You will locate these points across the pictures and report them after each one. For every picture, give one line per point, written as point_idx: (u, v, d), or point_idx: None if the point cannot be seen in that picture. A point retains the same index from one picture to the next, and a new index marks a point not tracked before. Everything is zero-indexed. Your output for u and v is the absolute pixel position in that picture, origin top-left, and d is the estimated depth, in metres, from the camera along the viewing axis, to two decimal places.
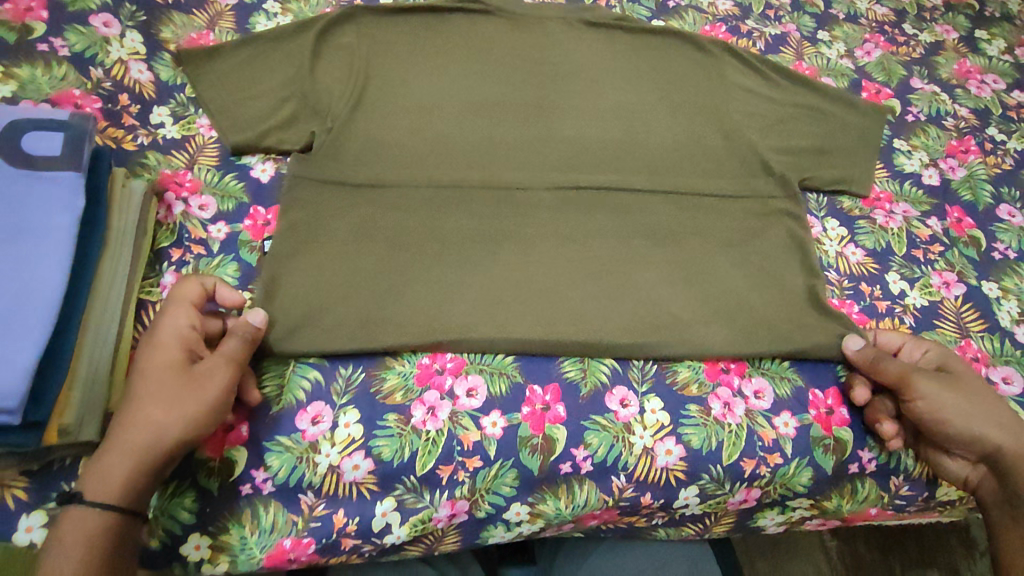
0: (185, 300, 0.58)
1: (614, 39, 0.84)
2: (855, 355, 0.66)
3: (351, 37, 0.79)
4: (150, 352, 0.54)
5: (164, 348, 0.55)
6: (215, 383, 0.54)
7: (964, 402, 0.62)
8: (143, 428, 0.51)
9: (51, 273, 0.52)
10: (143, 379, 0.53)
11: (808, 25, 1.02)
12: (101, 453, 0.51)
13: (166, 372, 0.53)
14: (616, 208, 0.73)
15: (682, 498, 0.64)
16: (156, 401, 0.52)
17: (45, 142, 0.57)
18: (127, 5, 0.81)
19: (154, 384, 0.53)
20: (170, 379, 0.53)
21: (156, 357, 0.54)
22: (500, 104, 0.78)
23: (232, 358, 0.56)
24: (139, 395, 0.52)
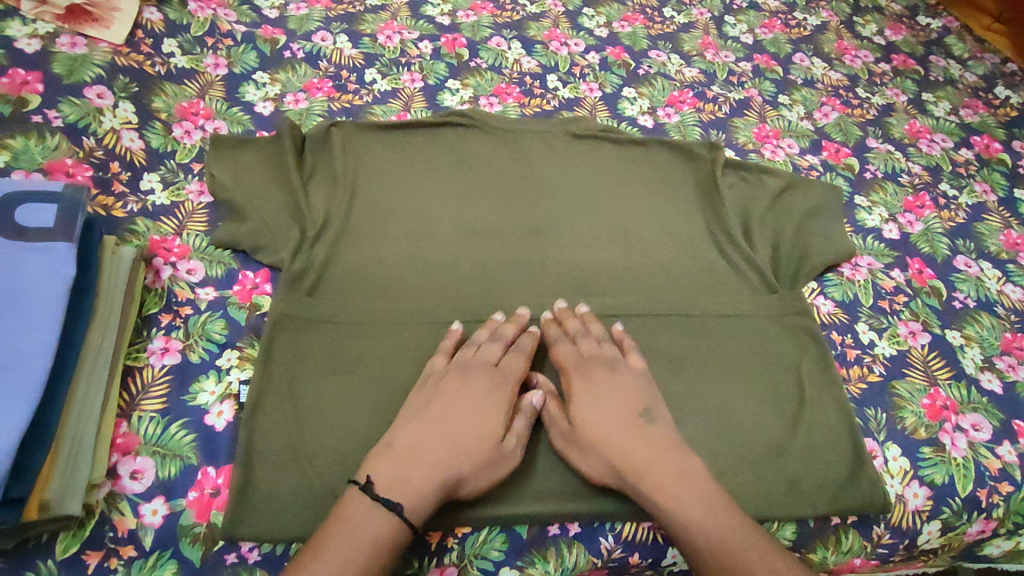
0: (520, 345, 0.67)
1: (588, 124, 0.94)
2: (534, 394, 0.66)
3: (338, 151, 0.84)
4: (483, 395, 0.63)
5: (506, 389, 0.64)
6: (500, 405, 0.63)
7: (603, 428, 0.62)
8: (483, 452, 0.59)
9: (39, 342, 0.52)
10: (493, 414, 0.62)
11: (768, 90, 1.10)
12: (411, 482, 0.56)
13: (465, 397, 0.62)
14: (595, 268, 0.79)
15: (670, 556, 0.65)
16: (468, 422, 0.60)
17: (38, 214, 0.58)
18: (120, 77, 0.85)
19: (504, 422, 0.62)
20: (477, 401, 0.62)
21: (473, 389, 0.63)
22: (486, 182, 0.85)
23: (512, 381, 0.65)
24: (431, 433, 0.59)
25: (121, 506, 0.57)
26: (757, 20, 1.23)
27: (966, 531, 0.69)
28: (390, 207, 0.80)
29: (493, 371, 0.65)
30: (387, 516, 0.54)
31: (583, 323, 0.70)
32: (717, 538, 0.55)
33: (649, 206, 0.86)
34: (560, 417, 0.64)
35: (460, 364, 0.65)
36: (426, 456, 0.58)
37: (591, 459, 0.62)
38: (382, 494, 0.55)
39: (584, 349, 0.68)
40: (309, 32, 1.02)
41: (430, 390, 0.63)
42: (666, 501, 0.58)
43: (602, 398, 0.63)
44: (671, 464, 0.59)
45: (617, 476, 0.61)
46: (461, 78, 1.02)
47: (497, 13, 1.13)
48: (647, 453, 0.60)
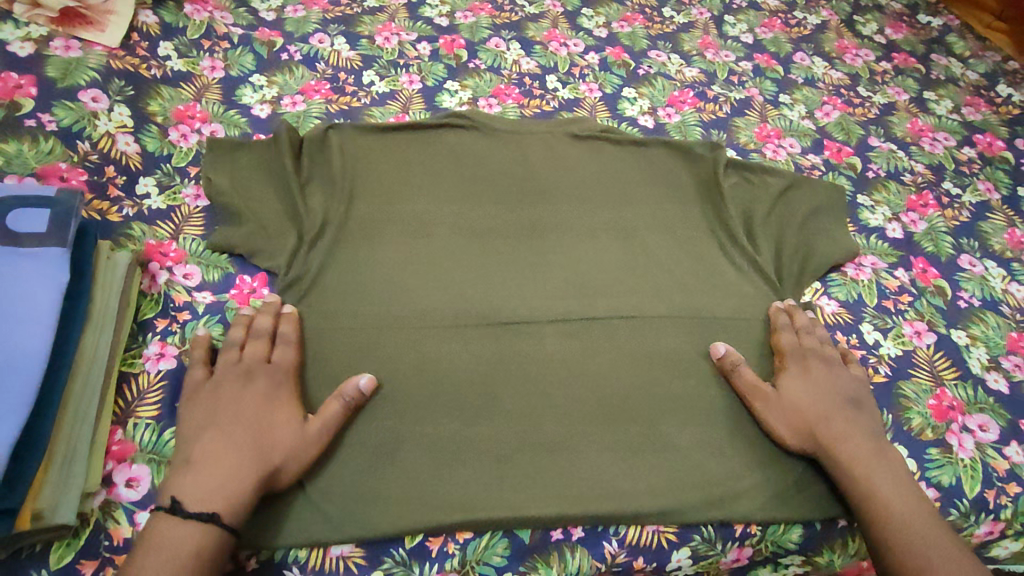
0: (281, 335, 0.65)
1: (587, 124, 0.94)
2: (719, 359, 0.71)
3: (336, 154, 0.83)
4: (259, 396, 0.60)
5: (285, 386, 0.62)
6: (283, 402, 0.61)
7: (815, 406, 0.66)
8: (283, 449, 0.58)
9: (33, 348, 0.52)
10: (281, 413, 0.60)
11: (769, 89, 1.09)
12: (211, 486, 0.54)
13: (212, 401, 0.59)
14: (596, 269, 0.78)
15: (674, 560, 0.63)
16: (249, 422, 0.58)
17: (31, 219, 0.57)
18: (116, 80, 0.85)
19: (297, 415, 0.61)
20: (245, 402, 0.60)
21: (220, 395, 0.60)
22: (485, 184, 0.84)
23: (285, 375, 0.63)
24: (209, 439, 0.57)
25: (116, 514, 0.56)
26: (757, 19, 1.22)
27: (976, 533, 0.68)
28: (388, 209, 0.80)
29: (268, 367, 0.63)
30: (196, 528, 0.52)
31: (811, 322, 0.74)
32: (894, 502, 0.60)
33: (650, 206, 0.86)
34: (764, 385, 0.69)
35: (262, 371, 0.62)
36: (223, 461, 0.55)
37: (791, 426, 0.66)
38: (191, 508, 0.53)
39: (807, 341, 0.72)
40: (307, 34, 1.02)
41: (207, 397, 0.60)
42: (851, 466, 0.63)
43: (818, 381, 0.68)
44: (830, 432, 0.65)
45: (814, 443, 0.65)
46: (460, 80, 1.01)
47: (496, 14, 1.13)
48: (851, 430, 0.65)
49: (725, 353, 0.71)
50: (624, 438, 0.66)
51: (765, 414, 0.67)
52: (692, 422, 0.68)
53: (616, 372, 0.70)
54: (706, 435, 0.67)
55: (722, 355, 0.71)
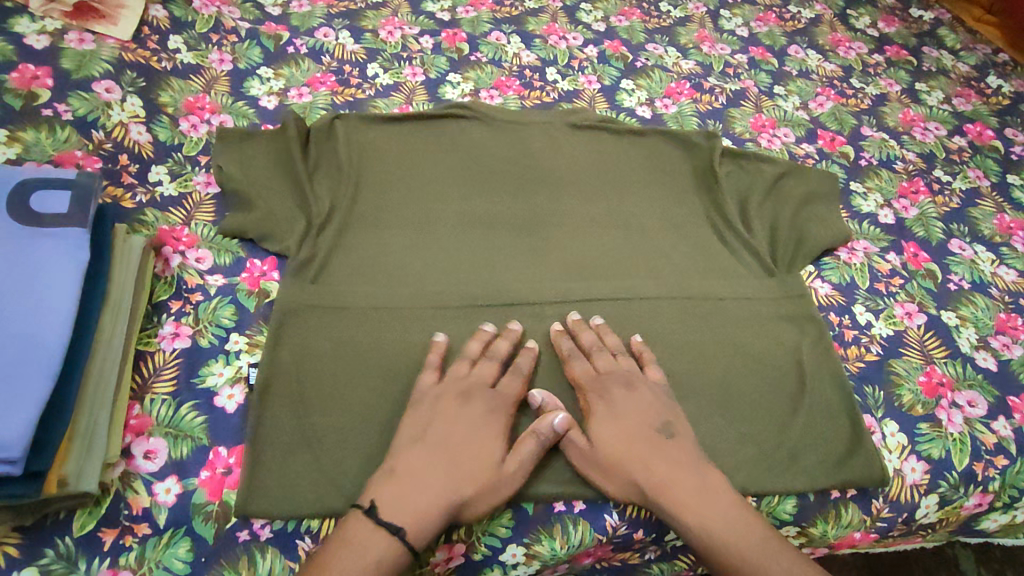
0: (514, 366, 0.68)
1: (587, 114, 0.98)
2: (540, 407, 0.66)
3: (342, 144, 0.86)
4: (480, 415, 0.63)
5: (501, 414, 0.64)
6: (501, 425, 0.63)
7: (619, 450, 0.63)
8: (487, 475, 0.60)
9: (56, 322, 0.54)
10: (490, 438, 0.62)
11: (764, 81, 1.12)
12: (411, 497, 0.57)
13: (440, 420, 0.62)
14: (596, 253, 0.81)
15: (673, 532, 0.67)
16: (457, 439, 0.61)
17: (54, 201, 0.59)
18: (128, 72, 0.87)
19: (501, 449, 0.62)
20: (479, 424, 0.63)
21: (447, 410, 0.63)
22: (488, 174, 0.87)
23: (506, 404, 0.65)
24: (419, 453, 0.60)
25: (135, 485, 0.58)
26: (752, 14, 1.25)
27: (964, 505, 0.71)
28: (393, 197, 0.82)
29: (486, 392, 0.65)
30: (388, 539, 0.55)
31: (597, 337, 0.72)
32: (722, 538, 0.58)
33: (648, 194, 0.89)
34: (574, 433, 0.64)
35: (452, 385, 0.65)
36: (428, 480, 0.58)
37: (612, 477, 0.63)
38: (386, 517, 0.56)
39: (601, 364, 0.69)
40: (312, 29, 1.04)
41: (427, 408, 0.63)
42: (682, 510, 0.60)
43: (622, 415, 0.65)
44: (637, 473, 0.62)
45: (637, 493, 0.62)
46: (462, 72, 1.04)
47: (496, 9, 1.15)
48: (670, 469, 0.62)
49: (544, 403, 0.66)
50: None
51: (585, 468, 0.64)
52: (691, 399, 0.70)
53: (617, 351, 0.72)
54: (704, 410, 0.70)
55: (540, 404, 0.66)
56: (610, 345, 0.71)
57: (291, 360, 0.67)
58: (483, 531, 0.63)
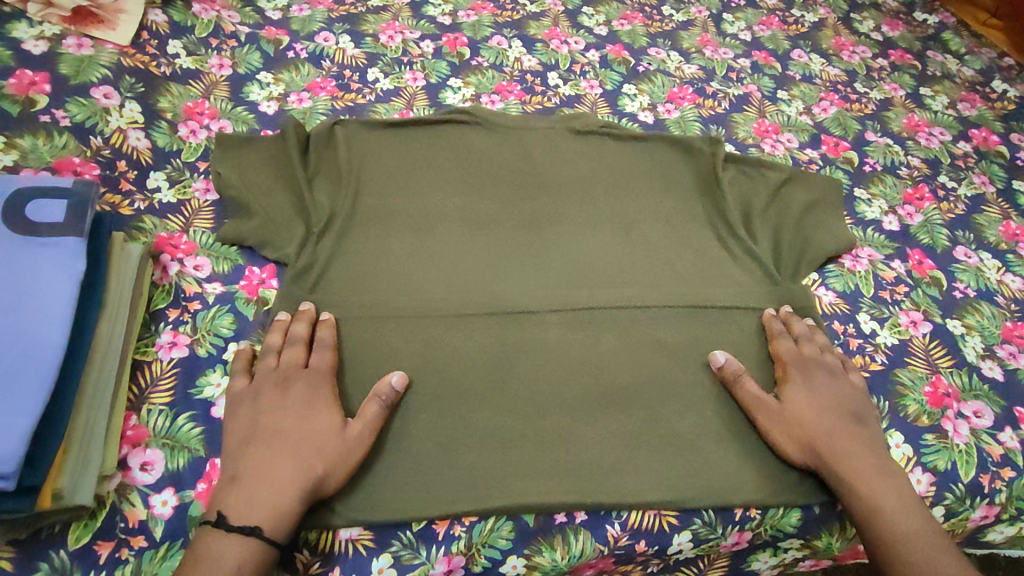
0: (319, 341, 0.66)
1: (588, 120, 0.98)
2: (719, 369, 0.71)
3: (343, 150, 0.85)
4: (301, 402, 0.62)
5: (322, 389, 0.63)
6: (317, 402, 0.62)
7: (820, 418, 0.67)
8: (331, 453, 0.59)
9: (52, 336, 0.53)
10: (318, 418, 0.61)
11: (767, 86, 1.11)
12: (247, 499, 0.56)
13: (246, 407, 0.61)
14: (598, 260, 0.80)
15: (676, 544, 0.65)
16: (294, 427, 0.60)
17: (49, 209, 0.58)
18: (126, 78, 0.87)
19: (341, 415, 0.62)
20: (289, 406, 0.61)
21: (269, 398, 0.62)
22: (489, 180, 0.87)
23: (324, 378, 0.64)
24: (252, 450, 0.58)
25: (131, 497, 0.58)
26: (755, 18, 1.25)
27: (971, 518, 0.70)
28: (393, 204, 0.81)
29: (305, 373, 0.64)
30: (244, 542, 0.54)
31: (809, 330, 0.75)
32: (885, 502, 0.62)
33: (649, 202, 0.88)
34: (768, 396, 0.69)
35: (300, 375, 0.64)
36: (276, 470, 0.57)
37: (792, 438, 0.67)
38: (238, 521, 0.54)
39: (805, 349, 0.73)
40: (312, 33, 1.04)
41: (248, 405, 0.61)
42: (860, 476, 0.64)
43: (817, 392, 0.69)
44: (819, 436, 0.66)
45: (816, 458, 0.66)
46: (463, 77, 1.03)
47: (498, 13, 1.15)
48: (854, 443, 0.66)
49: (726, 363, 0.71)
50: (626, 424, 0.68)
51: (767, 424, 0.68)
52: (692, 411, 0.70)
53: (618, 360, 0.72)
54: (706, 421, 0.69)
55: (721, 366, 0.71)
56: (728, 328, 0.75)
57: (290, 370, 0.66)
58: (483, 543, 0.62)
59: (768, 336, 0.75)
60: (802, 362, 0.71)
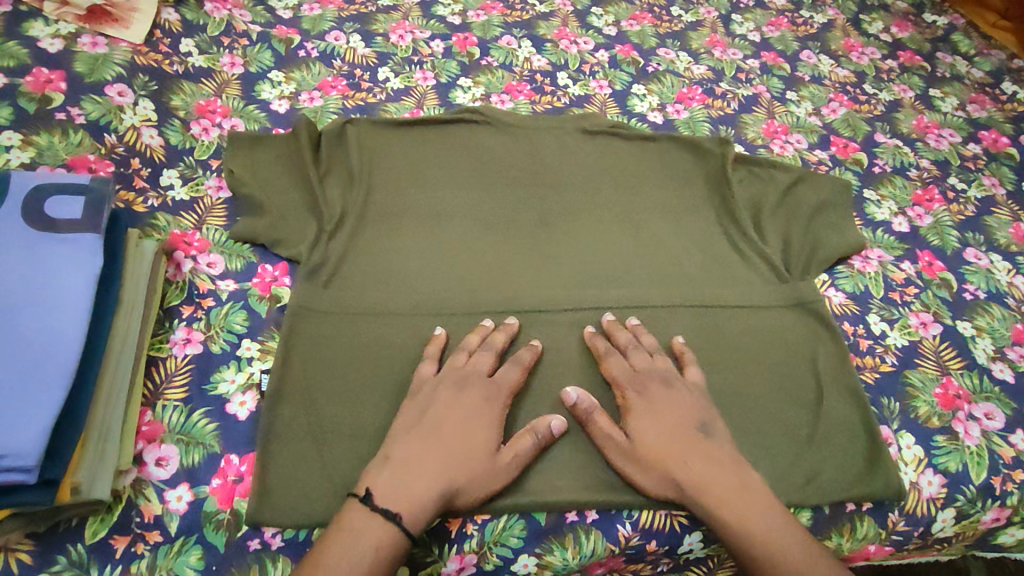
0: (491, 346, 0.68)
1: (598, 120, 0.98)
2: (572, 405, 0.66)
3: (354, 149, 0.86)
4: (474, 405, 0.63)
5: (500, 399, 0.65)
6: (496, 417, 0.63)
7: (664, 447, 0.63)
8: (486, 469, 0.60)
9: (71, 330, 0.54)
10: (487, 429, 0.62)
11: (777, 86, 1.11)
12: (398, 485, 0.57)
13: (441, 405, 0.63)
14: (608, 260, 0.80)
15: (686, 544, 0.66)
16: (447, 430, 0.61)
17: (67, 206, 0.59)
18: (140, 76, 0.87)
19: (496, 439, 0.62)
20: (479, 414, 0.63)
21: (452, 399, 0.63)
22: (500, 180, 0.87)
23: (506, 389, 0.65)
24: (404, 444, 0.60)
25: (147, 492, 0.58)
26: (764, 19, 1.25)
27: (981, 520, 0.70)
28: (405, 202, 0.82)
29: (488, 380, 0.65)
30: (383, 526, 0.55)
31: (635, 337, 0.72)
32: (753, 532, 0.58)
33: (659, 202, 0.89)
34: (613, 431, 0.65)
35: (449, 377, 0.65)
36: (426, 467, 0.58)
37: (648, 472, 0.63)
38: (381, 503, 0.56)
39: (636, 362, 0.69)
40: (323, 32, 1.04)
41: (425, 396, 0.64)
42: (720, 507, 0.60)
43: (659, 412, 0.65)
44: (673, 467, 0.62)
45: (678, 493, 0.62)
46: (473, 76, 1.04)
47: (507, 13, 1.15)
48: (712, 468, 0.61)
49: (578, 400, 0.66)
50: None
51: (624, 466, 0.64)
52: None
53: None
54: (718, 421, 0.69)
55: (574, 402, 0.66)
56: (646, 344, 0.71)
57: (302, 368, 0.66)
58: (494, 542, 0.63)
59: (597, 356, 0.70)
60: (632, 380, 0.68)
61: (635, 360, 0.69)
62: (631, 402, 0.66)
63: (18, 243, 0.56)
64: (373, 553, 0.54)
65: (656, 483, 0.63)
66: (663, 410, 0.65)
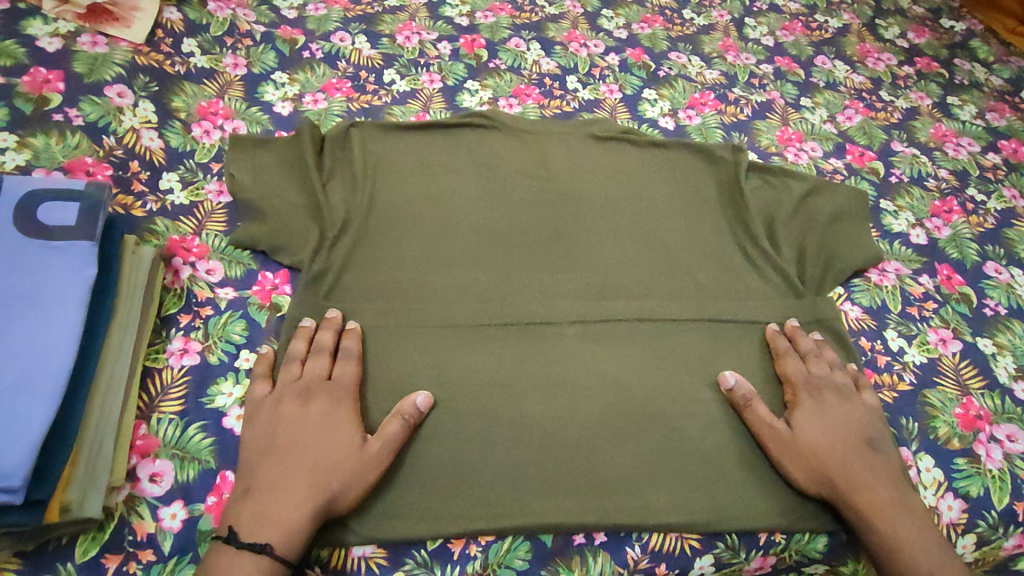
0: (344, 351, 0.65)
1: (608, 125, 0.96)
2: (728, 390, 0.69)
3: (359, 154, 0.84)
4: (321, 414, 0.60)
5: (344, 403, 0.62)
6: (344, 420, 0.61)
7: (828, 444, 0.64)
8: (345, 472, 0.58)
9: (61, 343, 0.52)
10: (341, 431, 0.60)
11: (791, 92, 1.09)
12: (268, 510, 0.55)
13: (289, 420, 0.60)
14: (616, 270, 0.78)
15: (697, 568, 0.63)
16: (304, 441, 0.58)
17: (60, 212, 0.57)
18: (140, 77, 0.85)
19: (359, 433, 0.60)
20: (328, 420, 0.60)
21: (296, 410, 0.60)
22: (506, 188, 0.85)
23: (342, 391, 0.62)
24: (260, 466, 0.57)
25: (140, 509, 0.56)
26: (777, 23, 1.23)
27: (1004, 546, 0.67)
28: (410, 210, 0.80)
29: (328, 384, 0.63)
30: (252, 560, 0.53)
31: (817, 346, 0.73)
32: (903, 535, 0.60)
33: (669, 211, 0.87)
34: (777, 421, 0.67)
35: (291, 389, 0.62)
36: (292, 486, 0.56)
37: (804, 467, 0.64)
38: (248, 540, 0.54)
39: (813, 368, 0.70)
40: (328, 33, 1.03)
41: (268, 414, 0.60)
42: (881, 510, 0.61)
43: (829, 421, 0.66)
44: (830, 463, 0.64)
45: (829, 488, 0.63)
46: (480, 79, 1.01)
47: (516, 15, 1.13)
48: (868, 472, 0.63)
49: (736, 385, 0.69)
50: (647, 442, 0.66)
51: (779, 455, 0.65)
52: (714, 429, 0.68)
53: (638, 375, 0.70)
54: (729, 441, 0.67)
55: (732, 387, 0.69)
56: (803, 347, 0.73)
57: None
58: (498, 564, 0.60)
59: (776, 355, 0.73)
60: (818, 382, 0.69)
61: (815, 367, 0.70)
62: (801, 407, 0.67)
63: (8, 251, 0.54)
64: None
65: (814, 477, 0.64)
66: (851, 414, 0.67)
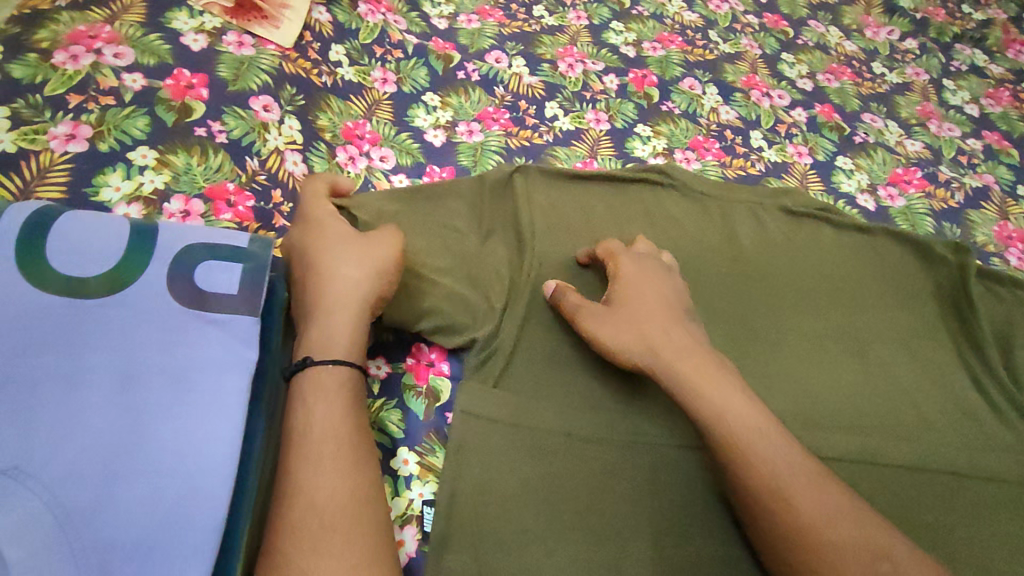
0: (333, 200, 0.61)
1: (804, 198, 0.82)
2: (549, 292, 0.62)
3: (524, 203, 0.71)
4: (331, 242, 0.56)
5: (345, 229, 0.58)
6: (351, 242, 0.56)
7: (643, 319, 0.57)
8: (367, 266, 0.55)
9: (218, 455, 0.41)
10: (355, 252, 0.56)
11: (1006, 178, 0.94)
12: (301, 438, 0.47)
13: (306, 259, 0.56)
14: (830, 394, 0.67)
15: None
16: (323, 271, 0.54)
17: (220, 275, 0.46)
18: (287, 87, 0.75)
19: (361, 244, 0.56)
20: (336, 248, 0.56)
21: (309, 246, 0.56)
22: (700, 270, 0.72)
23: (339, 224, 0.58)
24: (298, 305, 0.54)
25: None
26: (980, 88, 1.06)
27: None
28: (589, 286, 0.68)
29: (330, 218, 0.59)
30: (327, 482, 0.46)
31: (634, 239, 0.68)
32: (768, 463, 0.49)
33: (887, 319, 0.73)
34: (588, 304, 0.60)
35: (303, 232, 0.58)
36: (333, 305, 0.53)
37: (619, 335, 0.57)
38: (300, 383, 0.50)
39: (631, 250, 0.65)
40: (483, 51, 0.90)
41: (296, 256, 0.57)
42: (696, 384, 0.53)
43: (639, 287, 0.60)
44: (657, 338, 0.56)
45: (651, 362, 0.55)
46: (653, 124, 0.88)
47: (687, 50, 0.99)
48: (727, 393, 0.53)
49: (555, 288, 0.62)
50: None
51: (593, 329, 0.58)
52: None
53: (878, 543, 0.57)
54: None
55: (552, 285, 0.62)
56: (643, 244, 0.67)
57: (478, 499, 0.53)
58: None
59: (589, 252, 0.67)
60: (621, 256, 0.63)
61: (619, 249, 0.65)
62: (617, 272, 0.62)
63: (157, 326, 0.43)
64: (336, 519, 0.45)
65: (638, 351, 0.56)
66: (652, 292, 0.59)
